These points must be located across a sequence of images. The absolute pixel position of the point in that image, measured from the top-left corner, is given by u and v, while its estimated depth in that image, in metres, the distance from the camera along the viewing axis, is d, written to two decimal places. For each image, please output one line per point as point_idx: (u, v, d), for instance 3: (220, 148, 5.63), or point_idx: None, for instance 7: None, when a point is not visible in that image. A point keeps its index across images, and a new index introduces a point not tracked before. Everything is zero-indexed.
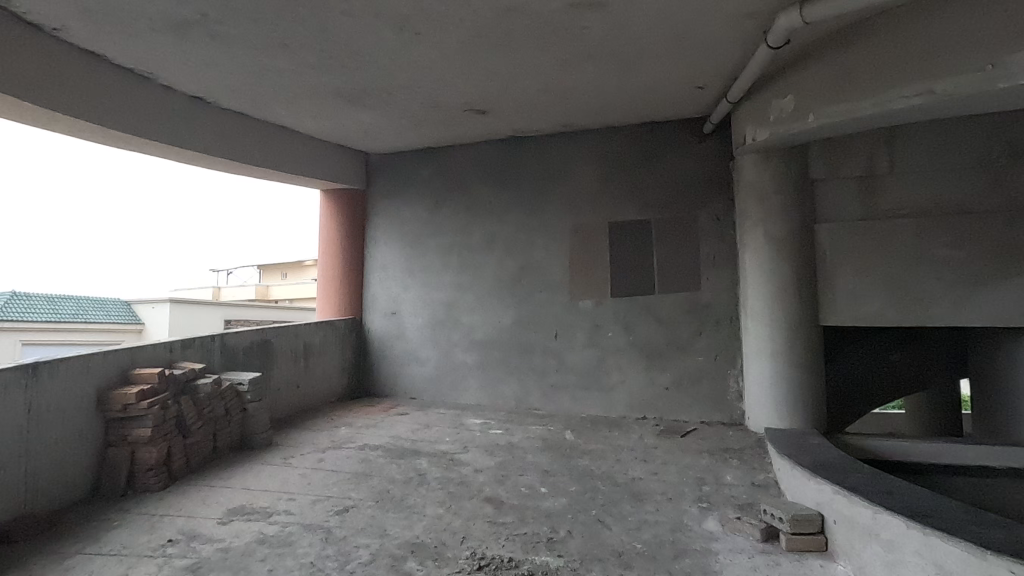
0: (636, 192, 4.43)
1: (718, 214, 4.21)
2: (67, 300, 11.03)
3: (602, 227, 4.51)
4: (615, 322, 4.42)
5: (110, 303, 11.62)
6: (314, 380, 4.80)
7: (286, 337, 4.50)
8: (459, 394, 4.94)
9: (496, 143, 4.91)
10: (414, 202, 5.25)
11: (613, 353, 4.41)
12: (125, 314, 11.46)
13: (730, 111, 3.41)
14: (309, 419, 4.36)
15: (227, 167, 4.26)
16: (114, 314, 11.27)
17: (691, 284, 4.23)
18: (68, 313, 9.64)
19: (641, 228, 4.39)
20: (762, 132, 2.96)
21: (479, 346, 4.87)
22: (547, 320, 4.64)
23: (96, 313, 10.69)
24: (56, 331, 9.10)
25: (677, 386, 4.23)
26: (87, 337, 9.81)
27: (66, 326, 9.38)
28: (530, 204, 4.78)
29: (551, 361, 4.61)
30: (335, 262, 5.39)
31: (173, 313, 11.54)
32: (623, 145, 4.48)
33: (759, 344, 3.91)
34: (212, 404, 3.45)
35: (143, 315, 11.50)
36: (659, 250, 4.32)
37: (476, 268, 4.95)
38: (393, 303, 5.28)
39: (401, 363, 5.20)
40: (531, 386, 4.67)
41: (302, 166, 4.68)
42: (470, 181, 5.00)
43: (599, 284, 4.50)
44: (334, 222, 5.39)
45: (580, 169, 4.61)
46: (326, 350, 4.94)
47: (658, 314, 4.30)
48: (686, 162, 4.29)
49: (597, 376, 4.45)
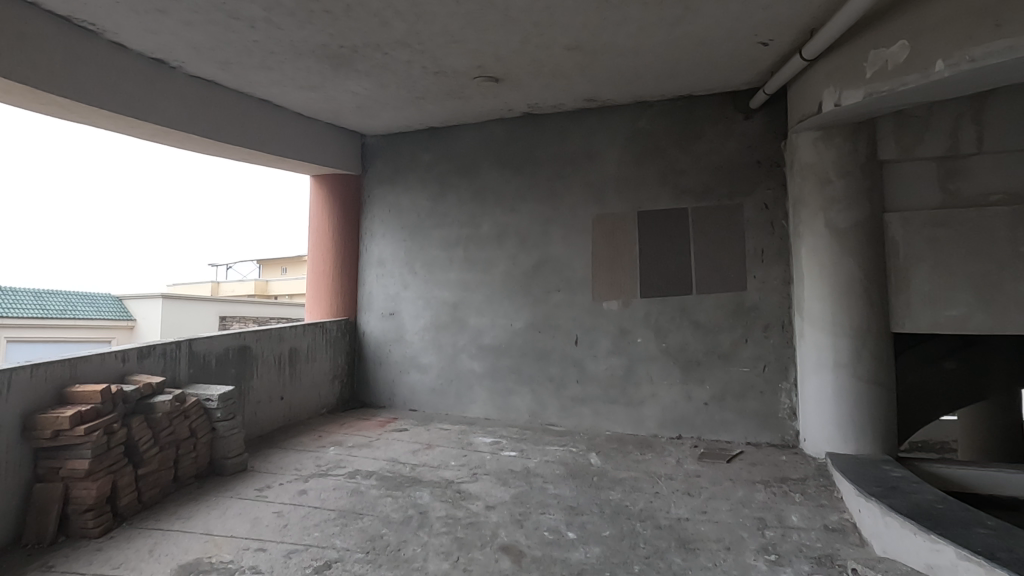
0: (669, 177, 3.86)
1: (768, 203, 3.63)
2: (53, 297, 10.51)
3: (630, 217, 3.94)
4: (645, 326, 3.85)
5: (99, 300, 11.10)
6: (301, 391, 4.24)
7: (267, 343, 3.93)
8: (465, 406, 4.36)
9: (508, 122, 4.34)
10: (415, 189, 4.68)
11: (643, 362, 3.84)
12: (116, 312, 10.96)
13: (798, 73, 2.84)
14: (293, 438, 3.78)
15: (198, 147, 3.70)
16: (105, 313, 10.80)
17: (736, 284, 3.65)
18: (53, 313, 9.17)
19: (676, 218, 3.81)
20: (854, 92, 2.40)
21: (488, 353, 4.30)
22: (566, 323, 4.08)
23: (83, 312, 10.17)
24: (37, 331, 8.59)
25: (719, 401, 3.65)
26: (75, 336, 9.34)
27: (49, 326, 8.87)
28: (547, 191, 4.20)
29: (570, 371, 4.04)
30: (326, 256, 4.82)
31: (164, 311, 11.01)
32: (655, 123, 3.91)
33: (818, 354, 3.33)
34: (172, 425, 2.88)
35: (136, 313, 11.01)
36: (697, 243, 3.75)
37: (485, 264, 4.38)
38: (391, 302, 4.71)
39: (400, 370, 4.63)
40: (547, 398, 4.10)
41: (287, 147, 4.11)
42: (478, 166, 4.43)
43: (627, 283, 3.92)
44: (325, 211, 4.83)
45: (605, 151, 4.04)
46: (315, 357, 4.38)
47: (696, 317, 3.73)
48: (729, 141, 3.72)
49: (624, 389, 3.88)
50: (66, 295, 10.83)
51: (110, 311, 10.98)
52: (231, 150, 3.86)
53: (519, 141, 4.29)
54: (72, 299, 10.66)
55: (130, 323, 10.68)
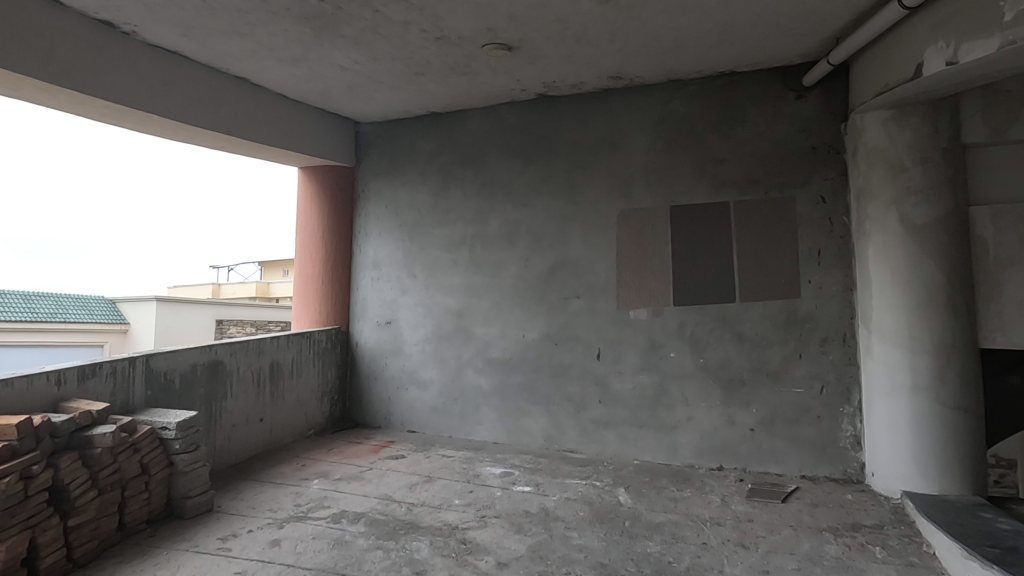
0: (707, 167, 3.34)
1: (825, 196, 3.11)
2: (43, 298, 10.05)
3: (661, 213, 3.42)
4: (679, 339, 3.33)
5: (91, 303, 10.62)
6: (284, 411, 3.72)
7: (243, 356, 3.42)
8: (471, 428, 3.84)
9: (520, 106, 3.83)
10: (415, 183, 4.17)
11: (676, 380, 3.32)
12: (109, 315, 10.52)
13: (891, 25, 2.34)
14: (271, 469, 3.27)
15: (162, 130, 3.20)
16: (97, 316, 10.36)
17: (787, 290, 3.13)
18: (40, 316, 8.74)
19: (715, 214, 3.29)
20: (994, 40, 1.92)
21: (497, 368, 3.79)
22: (586, 335, 3.56)
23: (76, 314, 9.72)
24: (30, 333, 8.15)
25: (766, 427, 3.14)
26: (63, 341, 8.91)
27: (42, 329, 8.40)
28: (564, 184, 3.69)
29: (592, 390, 3.52)
30: (314, 256, 4.31)
31: (159, 314, 10.55)
32: (689, 104, 3.40)
33: (891, 374, 2.79)
34: (115, 463, 2.36)
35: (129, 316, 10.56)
36: (741, 243, 3.23)
37: (494, 267, 3.87)
38: (387, 310, 4.20)
39: (398, 387, 4.11)
40: (565, 420, 3.58)
41: (267, 133, 3.61)
42: (486, 155, 3.93)
43: (657, 289, 3.40)
44: (313, 206, 4.32)
45: (632, 137, 3.52)
46: (301, 372, 3.87)
47: (739, 328, 3.22)
48: (779, 124, 3.21)
49: (655, 411, 3.36)
50: (56, 297, 10.36)
51: (103, 314, 10.53)
52: (202, 136, 3.36)
53: (533, 127, 3.79)
54: (63, 302, 10.21)
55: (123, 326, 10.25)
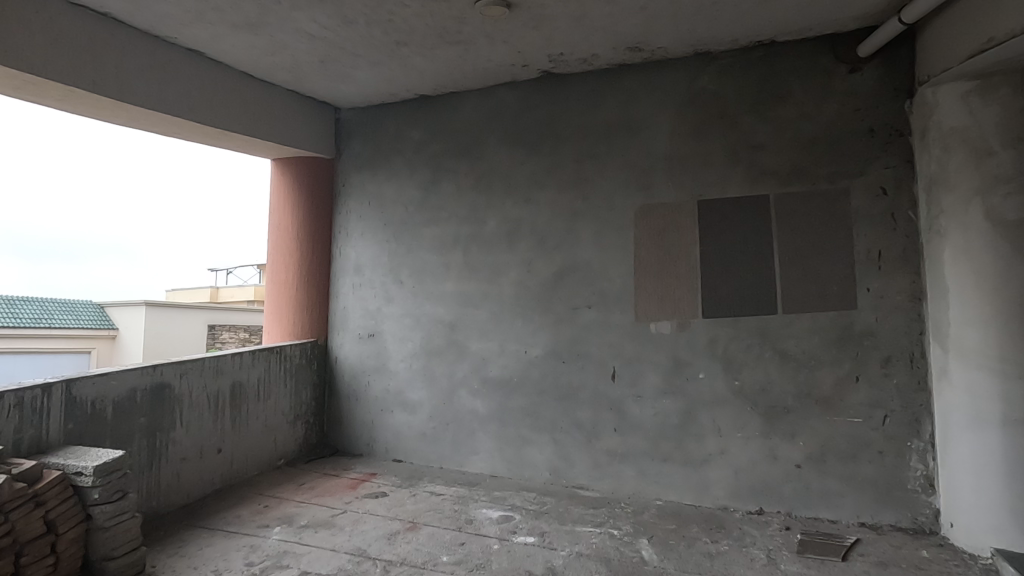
0: (741, 155, 2.84)
1: (886, 187, 2.59)
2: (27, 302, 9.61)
3: (686, 209, 2.92)
4: (710, 356, 2.83)
5: (79, 308, 10.12)
6: (247, 439, 3.21)
7: (197, 377, 2.92)
8: (464, 458, 3.33)
9: (521, 87, 3.33)
10: (402, 176, 3.67)
11: (706, 406, 2.82)
12: (97, 320, 10.06)
13: None
14: (224, 512, 2.76)
15: (96, 110, 2.71)
16: (85, 320, 9.91)
17: (840, 301, 2.62)
18: (21, 320, 8.27)
19: (752, 210, 2.79)
20: None
21: (494, 390, 3.28)
22: (598, 352, 3.05)
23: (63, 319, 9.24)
24: (15, 338, 7.67)
25: (816, 464, 2.62)
26: (46, 347, 8.45)
27: (33, 334, 7.95)
28: (573, 176, 3.19)
29: (605, 416, 3.01)
30: (288, 259, 3.80)
31: (149, 319, 10.06)
32: (720, 82, 2.90)
33: (976, 403, 2.25)
34: (6, 523, 1.85)
35: (117, 321, 10.10)
36: (783, 245, 2.72)
37: (491, 273, 3.36)
38: (370, 321, 3.69)
39: (382, 409, 3.60)
40: (574, 451, 3.06)
41: (226, 116, 3.11)
42: (483, 144, 3.43)
43: (683, 299, 2.90)
44: (287, 203, 3.82)
45: (652, 121, 3.02)
46: (268, 394, 3.37)
47: (782, 344, 2.71)
48: (828, 102, 2.70)
49: (681, 442, 2.85)
50: (41, 299, 9.88)
51: (91, 318, 10.04)
52: (148, 118, 2.86)
53: (536, 111, 3.29)
54: (49, 305, 9.72)
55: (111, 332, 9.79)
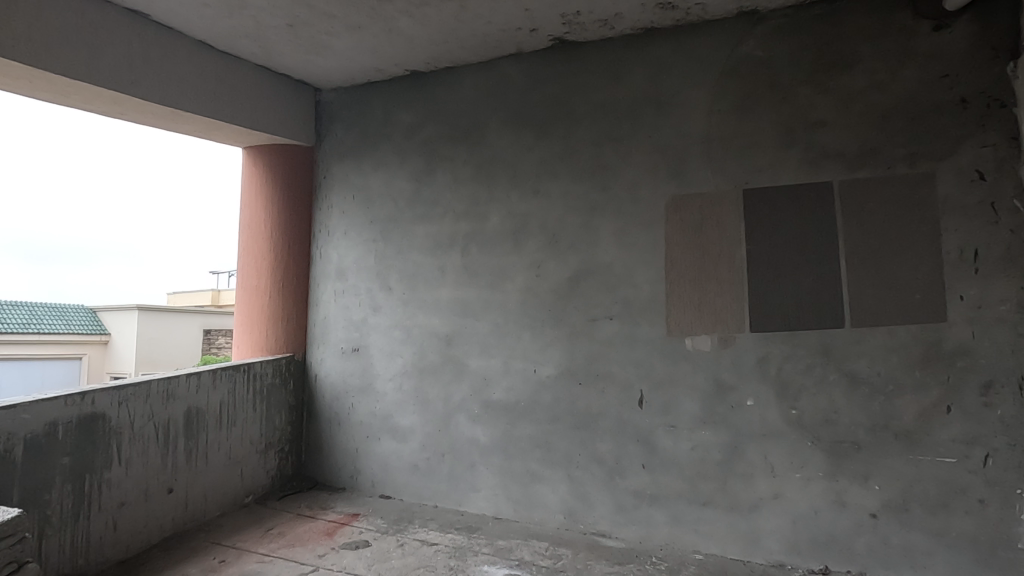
0: (796, 134, 2.34)
1: (983, 169, 2.07)
2: (17, 307, 9.20)
3: (729, 200, 2.42)
4: (760, 379, 2.33)
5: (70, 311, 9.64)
6: (206, 475, 2.72)
7: (141, 404, 2.44)
8: (462, 495, 2.83)
9: (528, 60, 2.85)
10: (390, 166, 3.18)
11: (755, 440, 2.32)
12: (90, 326, 9.64)
13: None
14: (166, 571, 2.25)
15: (12, 79, 2.22)
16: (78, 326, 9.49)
17: (925, 313, 2.11)
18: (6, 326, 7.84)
19: (811, 201, 2.29)
20: None
21: (498, 416, 2.78)
22: (622, 372, 2.55)
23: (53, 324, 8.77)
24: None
25: (896, 515, 2.11)
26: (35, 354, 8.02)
27: (19, 340, 7.48)
28: (590, 163, 2.69)
29: (631, 449, 2.51)
30: (260, 261, 3.31)
31: (143, 324, 9.59)
32: (769, 46, 2.40)
33: None
34: None
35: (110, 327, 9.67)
36: (850, 243, 2.22)
37: (494, 277, 2.86)
38: (354, 333, 3.20)
39: (367, 435, 3.11)
40: (594, 492, 2.56)
41: (176, 93, 2.62)
42: (484, 127, 2.94)
43: (725, 308, 2.40)
44: (260, 196, 3.33)
45: (686, 95, 2.53)
46: (232, 420, 2.87)
47: (851, 364, 2.21)
48: (905, 67, 2.19)
49: (724, 483, 2.35)
50: (29, 304, 9.42)
51: (81, 323, 9.59)
52: (80, 92, 2.38)
53: (546, 87, 2.80)
54: (39, 310, 9.31)
55: (103, 338, 9.36)
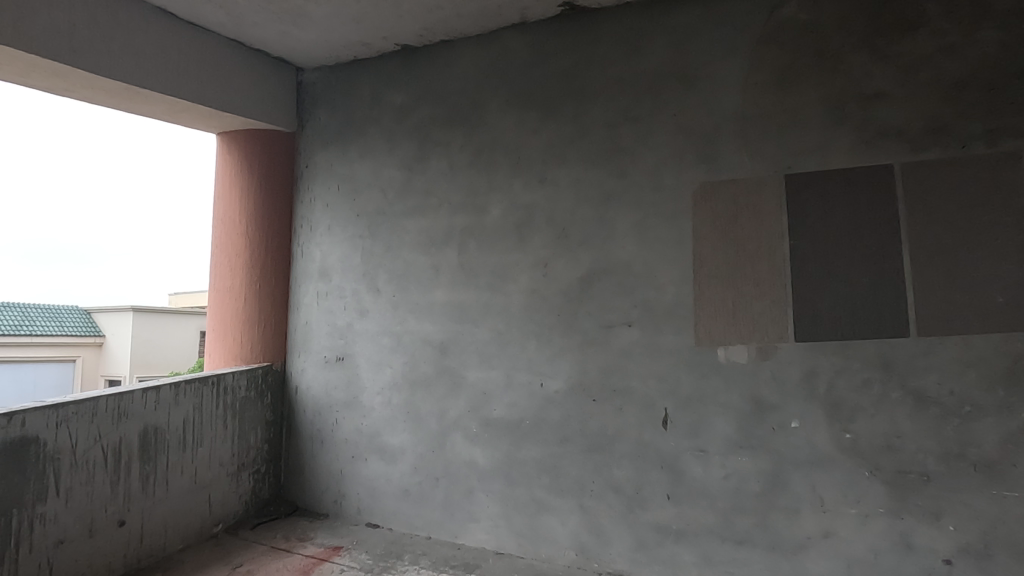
0: (848, 109, 1.99)
1: None
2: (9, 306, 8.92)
3: (769, 189, 2.08)
4: (807, 397, 1.98)
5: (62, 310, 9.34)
6: (166, 502, 2.38)
7: (86, 425, 2.10)
8: (459, 526, 2.49)
9: (533, 30, 2.51)
10: (379, 153, 2.84)
11: (801, 468, 1.97)
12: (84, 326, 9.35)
13: None
14: None
15: None
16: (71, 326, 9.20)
17: (1010, 320, 1.76)
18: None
19: (867, 188, 1.94)
20: None
21: (499, 436, 2.44)
22: (642, 387, 2.21)
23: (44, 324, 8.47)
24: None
25: (976, 562, 1.75)
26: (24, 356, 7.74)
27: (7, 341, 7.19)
28: (604, 147, 2.35)
29: (653, 477, 2.17)
30: (235, 259, 2.98)
31: (138, 325, 9.26)
32: (814, 7, 2.06)
33: None
34: None
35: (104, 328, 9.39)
36: (915, 238, 1.87)
37: (495, 277, 2.52)
38: (339, 340, 2.87)
39: (353, 456, 2.77)
40: (610, 525, 2.22)
41: (130, 66, 2.28)
42: (483, 108, 2.60)
43: (764, 314, 2.05)
44: (235, 188, 3.00)
45: (716, 67, 2.18)
46: (198, 439, 2.54)
47: (917, 380, 1.86)
48: (982, 27, 1.84)
49: (764, 519, 2.01)
50: (20, 304, 9.12)
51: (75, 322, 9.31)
52: (12, 61, 2.04)
53: (553, 61, 2.46)
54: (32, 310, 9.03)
55: (96, 339, 9.06)
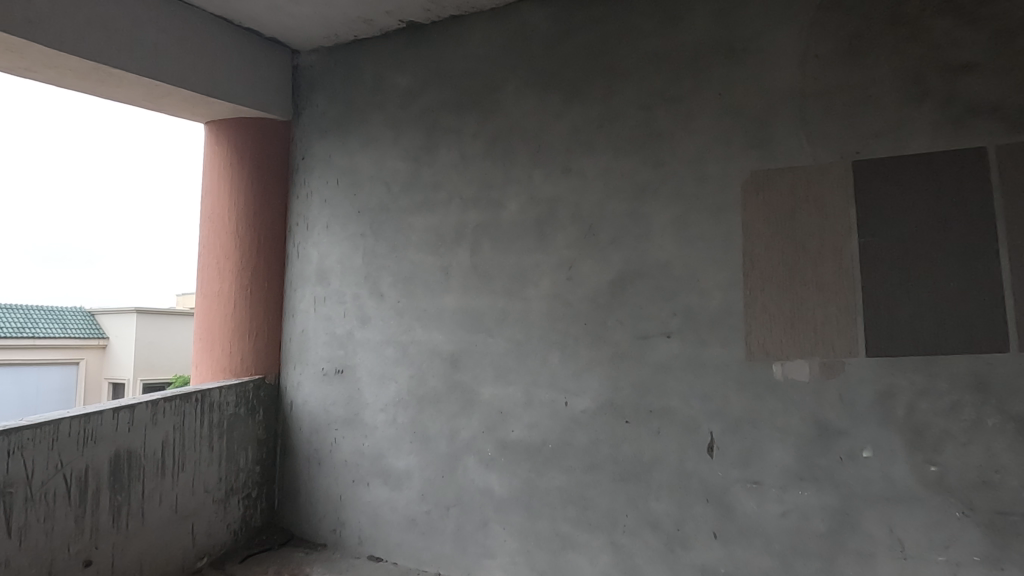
0: (929, 84, 1.69)
1: None
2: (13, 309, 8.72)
3: (833, 179, 1.78)
4: (882, 422, 1.69)
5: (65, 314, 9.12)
6: (142, 536, 2.11)
7: (46, 452, 1.83)
8: (473, 562, 2.21)
9: (555, 2, 2.22)
10: (382, 143, 2.56)
11: (877, 507, 1.67)
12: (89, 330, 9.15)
13: None
14: None
15: None
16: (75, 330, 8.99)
17: None
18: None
19: (955, 177, 1.64)
20: None
21: (518, 460, 2.16)
22: (684, 408, 1.92)
23: (45, 328, 8.25)
24: None
25: None
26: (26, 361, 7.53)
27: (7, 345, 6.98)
28: (638, 132, 2.06)
29: (697, 513, 1.87)
30: (224, 261, 2.71)
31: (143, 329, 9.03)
32: None
33: None
34: None
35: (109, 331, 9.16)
36: (1016, 234, 1.57)
37: (512, 281, 2.23)
38: (338, 351, 2.59)
39: (354, 480, 2.49)
40: (647, 567, 1.93)
41: (99, 43, 2.01)
42: (497, 91, 2.31)
43: (828, 324, 1.76)
44: (224, 183, 2.72)
45: (769, 38, 1.89)
46: (180, 463, 2.26)
47: (1019, 404, 1.55)
48: None
49: (831, 564, 1.71)
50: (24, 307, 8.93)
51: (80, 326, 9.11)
52: None
53: (578, 36, 2.17)
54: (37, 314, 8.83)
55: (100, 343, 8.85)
